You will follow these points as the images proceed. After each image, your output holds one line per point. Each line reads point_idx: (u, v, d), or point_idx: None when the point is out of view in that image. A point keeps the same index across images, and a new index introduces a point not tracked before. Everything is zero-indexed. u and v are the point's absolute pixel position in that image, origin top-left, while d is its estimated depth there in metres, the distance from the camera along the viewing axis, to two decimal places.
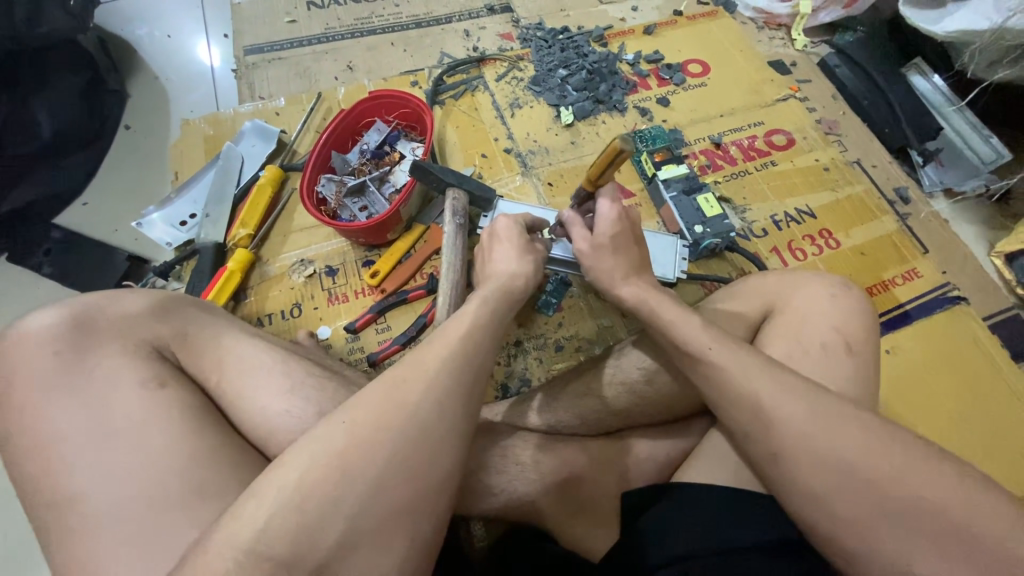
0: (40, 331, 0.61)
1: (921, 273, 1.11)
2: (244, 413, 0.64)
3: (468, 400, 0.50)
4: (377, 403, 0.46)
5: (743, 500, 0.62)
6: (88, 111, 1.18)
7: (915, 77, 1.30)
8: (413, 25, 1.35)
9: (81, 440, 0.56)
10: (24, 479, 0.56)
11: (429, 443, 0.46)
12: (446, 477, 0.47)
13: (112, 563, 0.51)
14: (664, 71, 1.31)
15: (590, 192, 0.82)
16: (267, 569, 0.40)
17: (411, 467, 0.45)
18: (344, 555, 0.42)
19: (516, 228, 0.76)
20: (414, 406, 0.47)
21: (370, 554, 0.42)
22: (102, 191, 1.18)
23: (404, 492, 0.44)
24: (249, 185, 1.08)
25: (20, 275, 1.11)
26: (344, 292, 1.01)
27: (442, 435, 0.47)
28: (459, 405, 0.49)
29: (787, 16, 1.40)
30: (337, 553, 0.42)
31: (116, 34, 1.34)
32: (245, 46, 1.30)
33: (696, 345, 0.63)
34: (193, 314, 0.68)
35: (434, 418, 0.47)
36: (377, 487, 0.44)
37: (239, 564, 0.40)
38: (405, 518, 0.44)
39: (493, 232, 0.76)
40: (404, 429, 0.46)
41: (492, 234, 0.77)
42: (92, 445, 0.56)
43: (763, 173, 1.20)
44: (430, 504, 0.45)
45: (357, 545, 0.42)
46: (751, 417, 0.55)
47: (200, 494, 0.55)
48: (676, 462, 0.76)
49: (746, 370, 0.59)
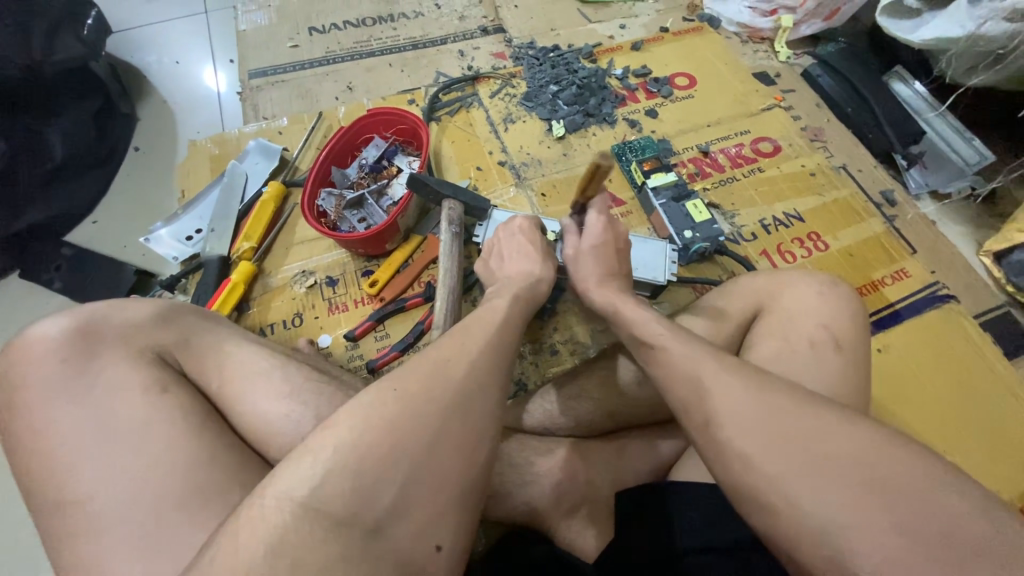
0: (49, 339, 0.63)
1: (909, 273, 1.13)
2: (255, 411, 0.66)
3: (484, 386, 0.51)
4: (410, 379, 0.48)
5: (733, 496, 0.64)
6: (99, 134, 1.24)
7: (897, 84, 1.33)
8: (409, 47, 1.41)
9: (116, 436, 0.58)
10: (55, 471, 0.57)
11: (461, 423, 0.47)
12: (476, 459, 0.48)
13: (118, 563, 0.53)
14: (652, 84, 1.35)
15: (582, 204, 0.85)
16: (326, 525, 0.41)
17: (446, 450, 0.46)
18: (398, 523, 0.43)
19: (534, 229, 0.82)
20: (455, 387, 0.49)
21: (418, 524, 0.43)
22: (111, 209, 1.23)
23: (446, 463, 0.46)
24: (252, 202, 1.12)
25: (30, 292, 1.15)
26: (344, 302, 1.04)
27: (470, 417, 0.48)
28: (478, 395, 0.50)
29: (770, 30, 1.46)
30: (389, 518, 0.43)
31: (127, 61, 1.41)
32: (249, 70, 1.36)
33: (644, 349, 0.63)
34: (194, 323, 0.70)
35: (468, 399, 0.49)
36: (423, 452, 0.45)
37: (296, 517, 0.40)
38: (446, 495, 0.45)
39: (512, 227, 0.83)
40: (441, 405, 0.47)
41: (511, 230, 0.83)
42: (128, 440, 0.58)
43: (751, 180, 1.23)
44: (467, 484, 0.47)
45: (403, 514, 0.43)
46: (696, 411, 0.53)
47: (200, 497, 0.56)
48: (692, 447, 0.76)
49: None
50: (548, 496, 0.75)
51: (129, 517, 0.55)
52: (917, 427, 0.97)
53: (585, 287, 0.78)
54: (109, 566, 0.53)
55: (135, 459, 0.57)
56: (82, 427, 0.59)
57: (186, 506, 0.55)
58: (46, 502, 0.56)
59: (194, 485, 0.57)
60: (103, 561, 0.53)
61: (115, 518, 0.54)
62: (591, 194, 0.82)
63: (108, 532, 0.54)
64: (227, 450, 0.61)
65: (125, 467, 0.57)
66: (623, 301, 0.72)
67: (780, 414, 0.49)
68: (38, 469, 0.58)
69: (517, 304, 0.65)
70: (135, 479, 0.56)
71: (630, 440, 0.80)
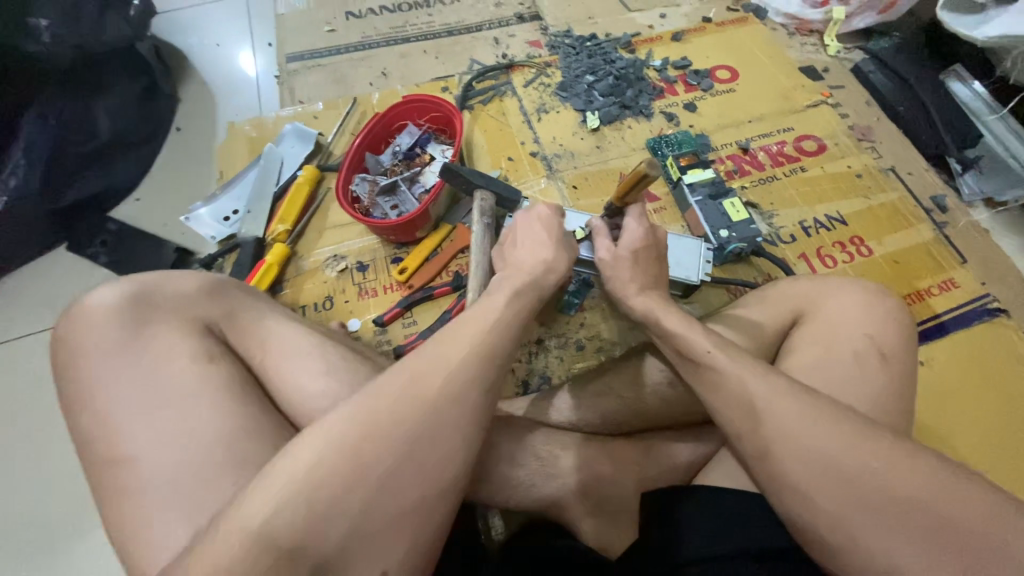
0: (102, 305, 0.65)
1: (958, 283, 1.07)
2: (292, 389, 0.67)
3: (497, 381, 0.53)
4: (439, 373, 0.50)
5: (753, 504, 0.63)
6: (143, 113, 1.27)
7: (953, 84, 1.21)
8: (445, 33, 1.40)
9: (165, 401, 0.60)
10: (106, 432, 0.59)
11: None
12: None
13: (163, 524, 0.55)
14: (691, 77, 1.31)
15: (619, 208, 0.84)
16: None
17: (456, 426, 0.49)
18: (387, 508, 0.46)
19: (554, 216, 0.79)
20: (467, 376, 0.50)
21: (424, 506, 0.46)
22: (153, 188, 1.26)
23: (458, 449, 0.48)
24: (288, 185, 1.13)
25: (78, 264, 1.19)
26: (374, 287, 1.05)
27: None
28: None
29: (820, 22, 1.39)
30: None
31: (171, 43, 1.44)
32: (287, 54, 1.37)
33: (696, 352, 0.62)
34: (240, 298, 0.73)
35: None
36: (421, 436, 0.48)
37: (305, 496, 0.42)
38: None
39: (531, 212, 0.80)
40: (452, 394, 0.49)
41: (529, 215, 0.79)
42: (176, 407, 0.60)
43: (792, 179, 1.19)
44: None
45: None
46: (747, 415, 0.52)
47: (241, 467, 0.58)
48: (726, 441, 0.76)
49: (776, 391, 0.55)
50: (574, 495, 0.74)
51: (175, 482, 0.57)
52: (959, 447, 0.93)
53: (626, 293, 0.76)
54: (152, 532, 0.55)
55: (182, 427, 0.59)
56: (129, 392, 0.60)
57: (226, 476, 0.57)
58: (96, 468, 0.59)
59: (234, 456, 0.58)
60: (148, 527, 0.55)
61: (159, 485, 0.56)
62: (631, 202, 0.82)
63: (155, 496, 0.56)
64: (266, 424, 0.63)
65: (170, 437, 0.59)
66: (691, 321, 0.68)
67: (795, 428, 0.53)
68: (88, 432, 0.60)
69: (530, 303, 0.63)
70: (183, 447, 0.58)
71: (658, 441, 0.78)
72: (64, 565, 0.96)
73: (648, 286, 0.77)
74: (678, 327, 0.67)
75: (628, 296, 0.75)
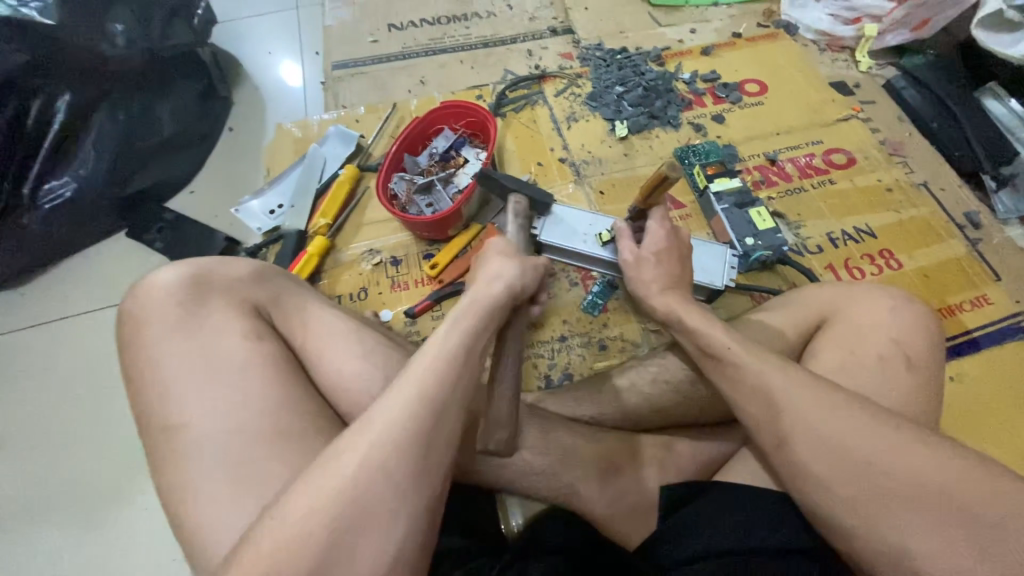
0: (165, 284, 0.70)
1: (991, 299, 1.06)
2: (332, 367, 0.72)
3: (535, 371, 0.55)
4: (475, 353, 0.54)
5: (765, 499, 0.65)
6: (201, 114, 1.37)
7: (989, 101, 1.26)
8: (480, 45, 1.47)
9: (219, 373, 0.65)
10: (163, 398, 0.64)
11: None
12: None
13: (214, 482, 0.59)
14: (720, 90, 1.34)
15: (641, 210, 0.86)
16: None
17: None
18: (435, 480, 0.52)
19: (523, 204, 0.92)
20: None
21: None
22: (205, 181, 1.35)
23: None
24: (329, 182, 1.20)
25: (135, 249, 1.28)
26: (406, 281, 1.10)
27: None
28: None
29: (852, 39, 1.40)
30: None
31: (226, 50, 1.55)
32: (332, 62, 1.46)
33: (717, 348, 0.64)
34: (285, 284, 0.78)
35: None
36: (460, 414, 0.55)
37: None
38: None
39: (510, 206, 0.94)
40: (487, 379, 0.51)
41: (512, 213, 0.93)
42: (229, 377, 0.65)
43: (821, 191, 1.19)
44: None
45: None
46: None
47: (283, 435, 0.63)
48: (747, 441, 0.77)
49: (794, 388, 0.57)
50: (593, 483, 0.75)
51: (225, 445, 0.61)
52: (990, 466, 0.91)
53: (649, 292, 0.79)
54: (202, 491, 0.59)
55: (234, 396, 0.64)
56: (188, 363, 0.65)
57: (272, 442, 0.62)
58: (152, 430, 0.63)
59: (279, 425, 0.63)
60: (200, 486, 0.59)
61: (211, 447, 0.61)
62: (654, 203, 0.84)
63: (205, 459, 0.60)
64: (309, 397, 0.67)
65: (222, 405, 0.63)
66: (715, 320, 0.69)
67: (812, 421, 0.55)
68: (146, 396, 0.65)
69: None
70: (234, 415, 0.63)
71: (678, 439, 0.80)
72: (111, 527, 1.03)
73: (671, 285, 0.79)
74: (702, 324, 0.69)
75: (651, 294, 0.78)
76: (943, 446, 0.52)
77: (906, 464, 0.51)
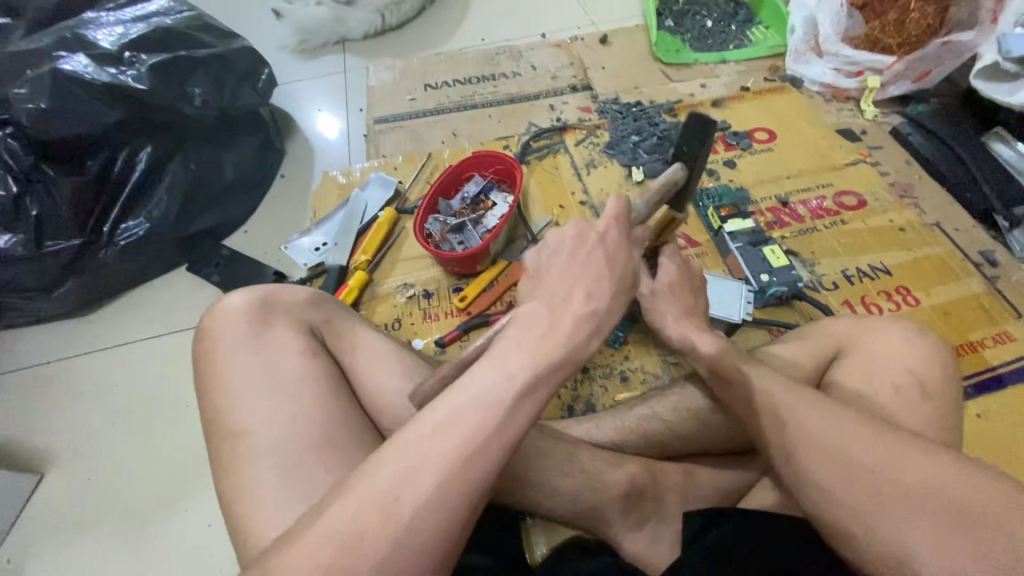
0: (235, 306, 0.79)
1: (1012, 336, 1.06)
2: (374, 387, 0.79)
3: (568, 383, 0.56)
4: (510, 354, 0.54)
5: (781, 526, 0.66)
6: (259, 163, 1.53)
7: (996, 145, 1.30)
8: (507, 101, 1.62)
9: (278, 387, 0.72)
10: (227, 409, 0.71)
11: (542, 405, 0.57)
12: None
13: (268, 488, 0.65)
14: (730, 138, 1.43)
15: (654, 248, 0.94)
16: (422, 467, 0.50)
17: None
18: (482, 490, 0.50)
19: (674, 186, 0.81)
20: None
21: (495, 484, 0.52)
22: (258, 223, 1.49)
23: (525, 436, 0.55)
24: (369, 223, 1.32)
25: (193, 282, 1.41)
26: (437, 312, 1.18)
27: None
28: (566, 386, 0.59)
29: (855, 90, 1.50)
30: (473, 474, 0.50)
31: (281, 108, 1.74)
32: (374, 117, 1.63)
33: None
34: (336, 309, 0.86)
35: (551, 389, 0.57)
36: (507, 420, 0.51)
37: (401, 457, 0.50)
38: None
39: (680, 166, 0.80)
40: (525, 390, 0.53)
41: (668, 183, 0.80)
42: (286, 391, 0.72)
43: (834, 231, 1.24)
44: None
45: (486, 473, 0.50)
46: None
47: (331, 447, 0.69)
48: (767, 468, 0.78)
49: None
50: (617, 506, 0.77)
51: (279, 454, 0.67)
52: None
53: (665, 321, 0.85)
54: (257, 494, 0.65)
55: (289, 409, 0.70)
56: (253, 376, 0.73)
57: (321, 453, 0.68)
58: (214, 439, 0.70)
59: (326, 437, 0.69)
60: (256, 491, 0.65)
61: (267, 455, 0.67)
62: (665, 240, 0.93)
63: (263, 466, 0.66)
64: (354, 413, 0.74)
65: (279, 415, 0.70)
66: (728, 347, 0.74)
67: None
68: (212, 408, 0.72)
69: None
70: (289, 425, 0.69)
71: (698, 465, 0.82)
72: (156, 543, 1.09)
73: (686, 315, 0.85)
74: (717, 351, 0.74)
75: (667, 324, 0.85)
76: (952, 464, 0.54)
77: (916, 483, 0.53)
